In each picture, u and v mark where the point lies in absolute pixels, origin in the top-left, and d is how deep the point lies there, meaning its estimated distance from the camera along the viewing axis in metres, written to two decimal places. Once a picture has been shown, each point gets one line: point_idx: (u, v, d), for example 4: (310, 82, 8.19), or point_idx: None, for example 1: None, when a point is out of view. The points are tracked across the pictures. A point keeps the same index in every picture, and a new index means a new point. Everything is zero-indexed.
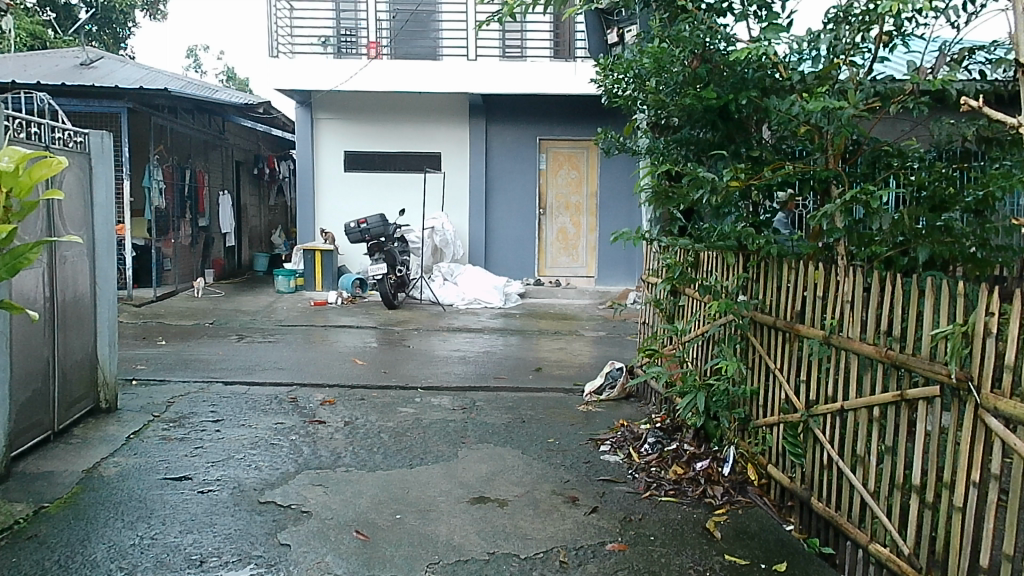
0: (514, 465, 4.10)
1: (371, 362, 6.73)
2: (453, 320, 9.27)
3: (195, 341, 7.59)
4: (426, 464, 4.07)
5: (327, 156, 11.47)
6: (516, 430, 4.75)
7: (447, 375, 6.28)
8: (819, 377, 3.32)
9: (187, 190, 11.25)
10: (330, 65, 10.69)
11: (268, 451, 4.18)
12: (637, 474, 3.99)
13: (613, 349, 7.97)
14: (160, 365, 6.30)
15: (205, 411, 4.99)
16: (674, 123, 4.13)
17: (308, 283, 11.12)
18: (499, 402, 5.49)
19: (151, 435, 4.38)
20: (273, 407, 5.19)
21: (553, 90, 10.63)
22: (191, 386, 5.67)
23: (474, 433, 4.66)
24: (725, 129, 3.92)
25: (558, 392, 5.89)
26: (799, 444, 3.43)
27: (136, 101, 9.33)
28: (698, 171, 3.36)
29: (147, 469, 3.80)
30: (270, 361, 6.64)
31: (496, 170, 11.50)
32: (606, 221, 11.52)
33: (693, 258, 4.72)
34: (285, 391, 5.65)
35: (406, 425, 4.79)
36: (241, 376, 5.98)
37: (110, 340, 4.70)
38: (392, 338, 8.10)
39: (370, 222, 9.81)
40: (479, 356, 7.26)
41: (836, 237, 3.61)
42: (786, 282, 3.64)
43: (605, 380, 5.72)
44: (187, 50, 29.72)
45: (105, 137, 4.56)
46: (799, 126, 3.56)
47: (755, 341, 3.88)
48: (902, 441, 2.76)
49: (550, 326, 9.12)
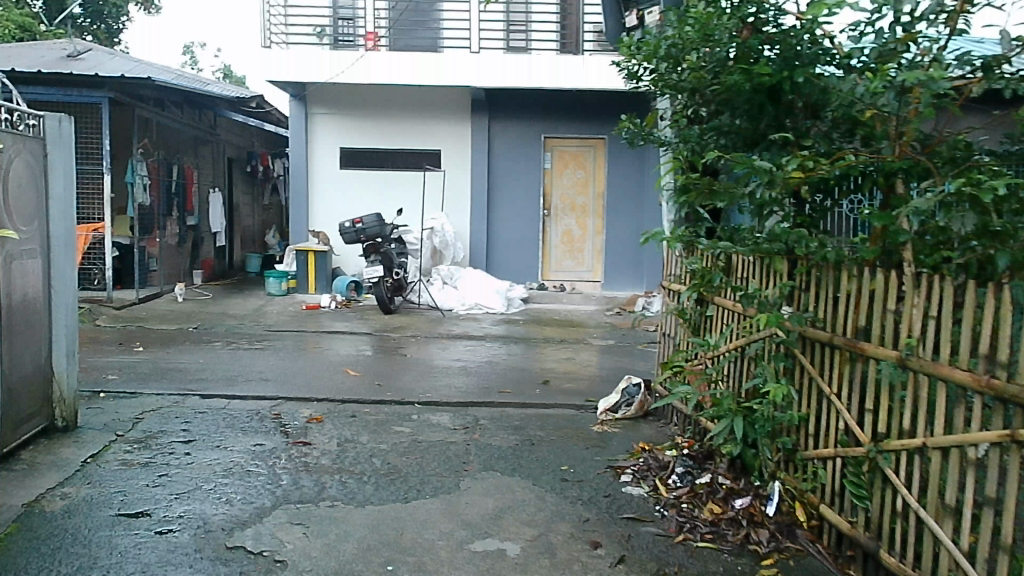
0: (524, 499, 3.57)
1: (364, 373, 6.20)
2: (453, 326, 8.74)
3: (176, 347, 7.06)
4: (423, 498, 3.54)
5: (322, 152, 10.95)
6: (525, 456, 4.24)
7: (447, 389, 5.76)
8: (891, 406, 2.82)
9: (175, 186, 10.70)
10: (326, 57, 10.16)
11: (242, 480, 3.65)
12: (666, 512, 3.47)
13: (624, 360, 7.46)
14: (134, 374, 5.75)
15: (177, 429, 4.46)
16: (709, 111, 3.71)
17: (300, 285, 10.57)
18: (505, 421, 4.96)
19: (111, 459, 3.86)
20: (253, 425, 4.66)
21: (559, 84, 10.10)
22: (165, 399, 5.12)
23: (478, 458, 4.15)
24: (773, 115, 3.38)
25: (568, 409, 5.38)
26: (863, 486, 2.93)
27: (119, 91, 8.79)
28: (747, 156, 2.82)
29: (99, 504, 3.27)
30: (255, 371, 6.10)
31: (498, 169, 10.98)
32: (614, 223, 11.01)
33: (726, 260, 4.24)
34: (269, 407, 5.12)
35: (402, 448, 4.27)
36: (221, 389, 5.45)
37: (68, 350, 4.16)
38: (388, 346, 7.56)
39: (366, 222, 9.30)
40: (481, 366, 6.74)
41: (902, 241, 3.07)
42: (844, 293, 3.14)
43: (622, 397, 5.18)
44: (184, 46, 29.38)
45: (64, 121, 4.04)
46: (863, 110, 3.07)
47: (803, 360, 3.39)
48: (1010, 493, 2.26)
49: (555, 334, 8.60)
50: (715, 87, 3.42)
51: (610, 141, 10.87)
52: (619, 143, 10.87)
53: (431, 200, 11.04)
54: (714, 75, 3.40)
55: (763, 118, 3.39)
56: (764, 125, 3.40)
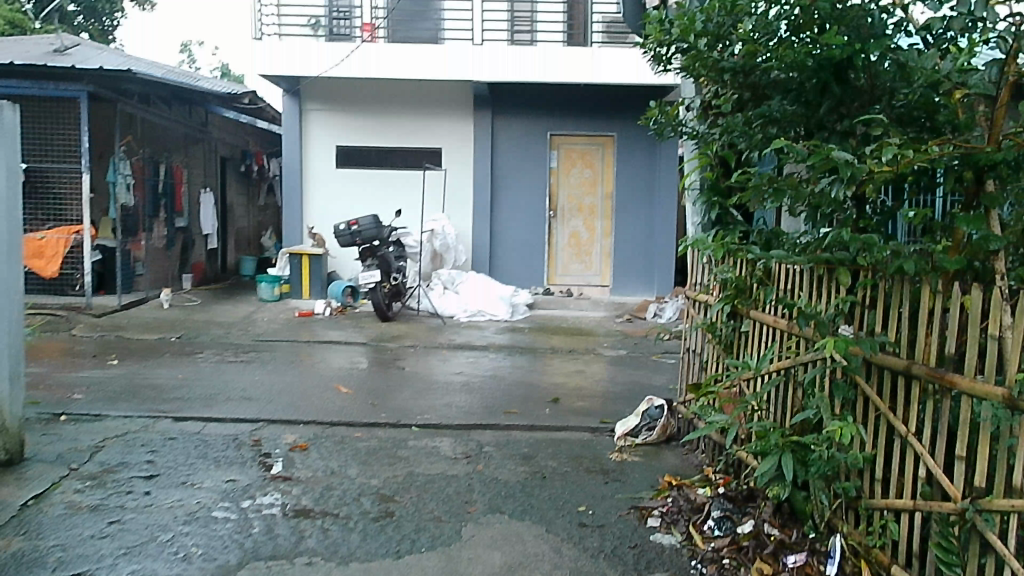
0: (536, 553, 3.04)
1: (357, 390, 5.66)
2: (455, 335, 8.21)
3: (155, 360, 6.53)
4: (418, 551, 3.00)
5: (316, 150, 10.43)
6: (536, 493, 3.71)
7: (447, 409, 5.23)
8: (993, 454, 2.30)
9: (161, 186, 10.17)
10: (320, 48, 9.59)
11: (205, 528, 3.12)
12: (705, 570, 2.99)
13: (637, 373, 6.91)
14: (103, 393, 5.22)
15: (140, 460, 3.92)
16: (758, 92, 3.20)
17: (294, 291, 10.04)
18: (512, 449, 4.42)
19: (57, 502, 3.33)
20: (228, 455, 4.13)
21: (567, 78, 9.55)
22: (133, 423, 4.59)
23: (482, 497, 3.62)
24: (837, 96, 2.87)
25: (582, 433, 4.85)
26: (954, 551, 2.43)
27: (98, 84, 8.28)
28: (818, 148, 2.29)
29: (30, 564, 2.74)
30: (237, 389, 5.56)
31: (502, 167, 10.44)
32: (624, 225, 10.48)
33: (765, 268, 3.75)
34: (248, 432, 4.58)
35: (396, 485, 3.74)
36: (198, 409, 4.92)
37: (12, 372, 3.62)
38: (384, 358, 7.03)
39: (362, 224, 8.79)
40: (484, 381, 6.19)
41: (998, 251, 2.51)
42: (926, 313, 2.61)
43: (642, 420, 4.67)
44: (181, 46, 28.91)
45: (5, 109, 3.49)
46: (952, 91, 2.54)
47: (868, 390, 2.86)
48: None
49: (563, 343, 8.06)
50: (769, 63, 2.93)
51: (619, 138, 10.36)
52: (628, 141, 10.37)
53: (431, 201, 10.51)
54: (770, 47, 2.92)
55: (825, 99, 2.88)
56: (825, 109, 2.89)
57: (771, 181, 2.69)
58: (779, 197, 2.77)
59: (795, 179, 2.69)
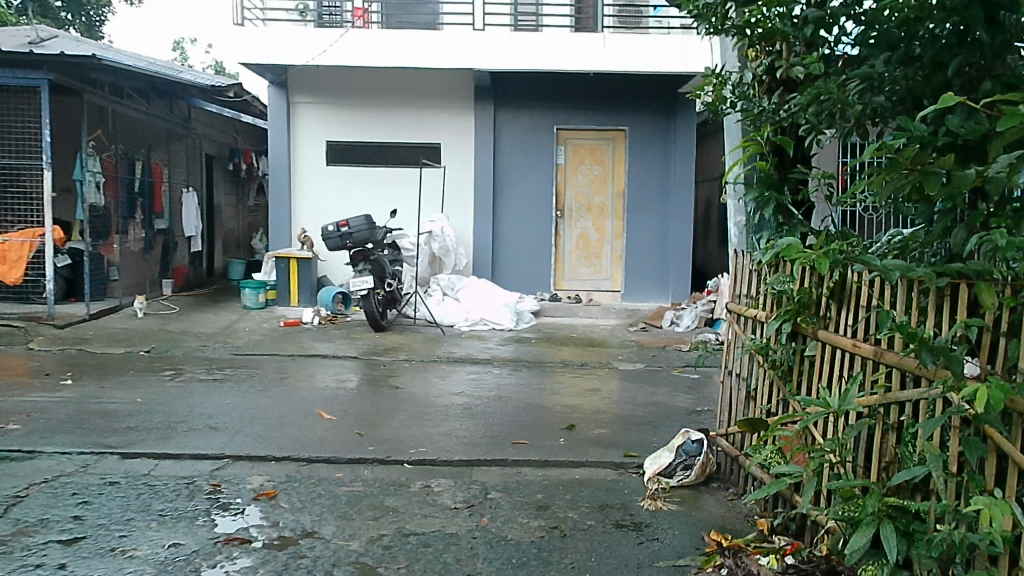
0: None
1: (343, 416, 4.92)
2: (454, 346, 7.48)
3: (116, 378, 5.79)
4: None
5: (306, 146, 9.70)
6: (556, 561, 2.97)
7: (445, 439, 4.50)
8: None
9: (138, 185, 9.43)
10: (307, 34, 8.84)
11: None
12: None
13: (659, 392, 6.14)
14: (44, 422, 4.48)
15: (64, 518, 3.18)
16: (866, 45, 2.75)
17: (281, 297, 9.31)
18: (523, 495, 3.68)
19: None
20: (177, 505, 3.39)
21: (575, 67, 8.80)
22: (70, 463, 3.86)
23: (488, 567, 2.89)
24: (976, 50, 2.33)
25: (604, 470, 4.12)
26: None
27: (61, 71, 7.56)
28: (1006, 108, 1.67)
29: None
30: (204, 415, 4.82)
31: (506, 164, 9.71)
32: (636, 226, 9.75)
33: (840, 279, 3.08)
34: (207, 473, 3.85)
35: (381, 550, 3.00)
36: (151, 442, 4.19)
37: None
38: (376, 374, 6.29)
39: (353, 225, 8.00)
40: (487, 403, 5.46)
41: None
42: None
43: (676, 458, 3.93)
44: (173, 44, 28.20)
45: None
46: None
47: (1009, 445, 2.17)
48: None
49: (573, 356, 7.30)
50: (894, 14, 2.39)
51: (631, 133, 9.63)
52: (641, 135, 9.63)
53: (429, 201, 9.77)
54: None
55: (960, 53, 2.35)
56: (956, 66, 2.36)
57: (913, 160, 2.00)
58: (908, 185, 2.06)
59: (942, 160, 1.98)
